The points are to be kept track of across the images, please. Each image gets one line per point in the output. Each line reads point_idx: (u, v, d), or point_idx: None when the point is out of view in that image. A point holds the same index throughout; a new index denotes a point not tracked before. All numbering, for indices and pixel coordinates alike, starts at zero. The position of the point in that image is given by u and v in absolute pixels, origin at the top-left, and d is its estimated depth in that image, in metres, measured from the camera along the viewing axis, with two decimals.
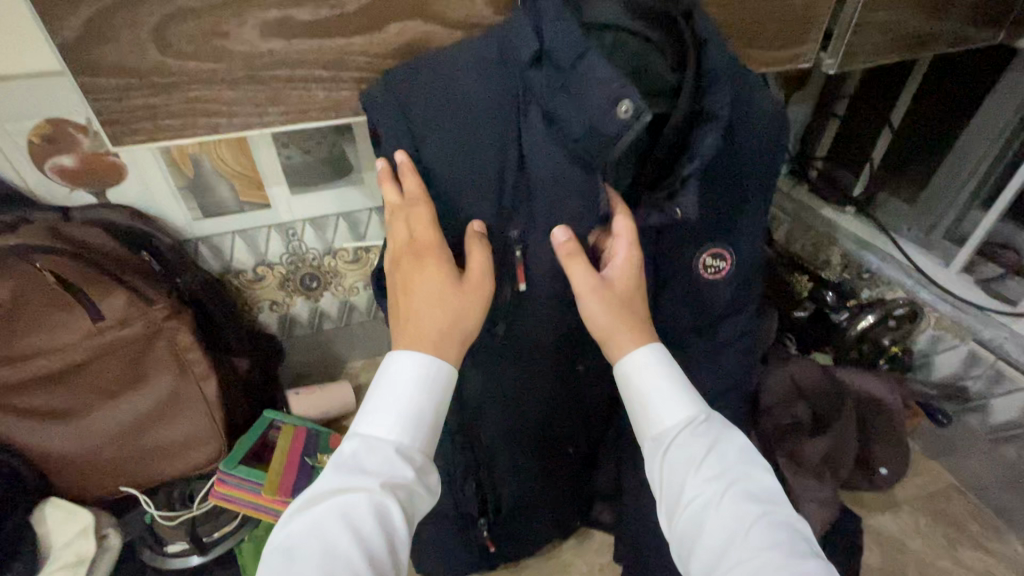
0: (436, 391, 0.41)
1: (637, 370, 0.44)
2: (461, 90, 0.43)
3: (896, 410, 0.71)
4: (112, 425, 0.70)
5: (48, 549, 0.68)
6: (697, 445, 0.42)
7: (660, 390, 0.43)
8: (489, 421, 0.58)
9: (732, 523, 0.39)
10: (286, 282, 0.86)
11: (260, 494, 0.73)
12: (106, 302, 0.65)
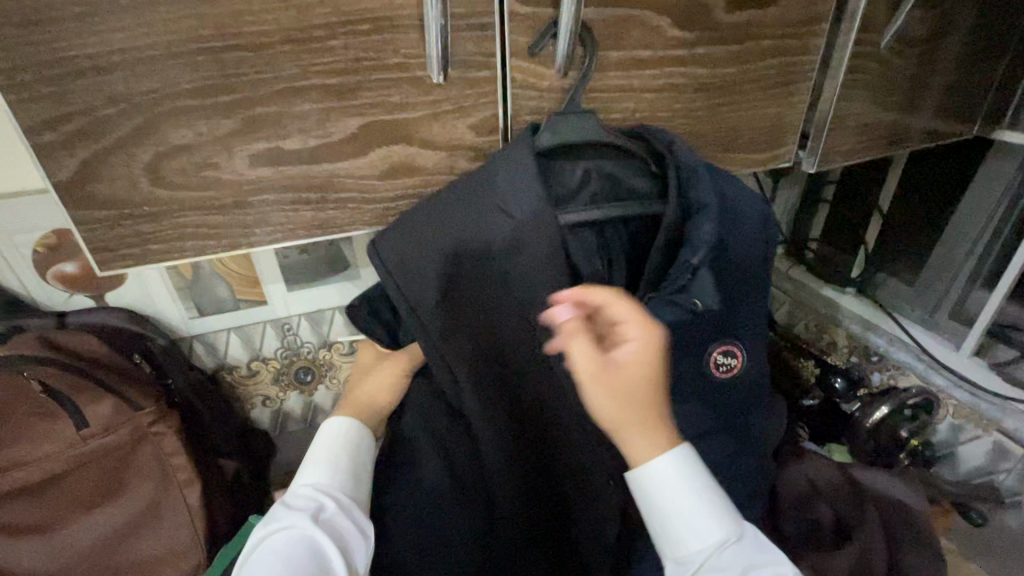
0: (354, 443, 0.55)
1: (655, 487, 0.38)
2: (425, 232, 0.45)
3: (924, 515, 0.65)
4: (88, 539, 0.67)
5: None
6: (731, 572, 0.37)
7: (690, 505, 0.38)
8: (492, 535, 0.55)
9: None
10: (280, 377, 0.85)
11: None
12: (92, 410, 0.63)
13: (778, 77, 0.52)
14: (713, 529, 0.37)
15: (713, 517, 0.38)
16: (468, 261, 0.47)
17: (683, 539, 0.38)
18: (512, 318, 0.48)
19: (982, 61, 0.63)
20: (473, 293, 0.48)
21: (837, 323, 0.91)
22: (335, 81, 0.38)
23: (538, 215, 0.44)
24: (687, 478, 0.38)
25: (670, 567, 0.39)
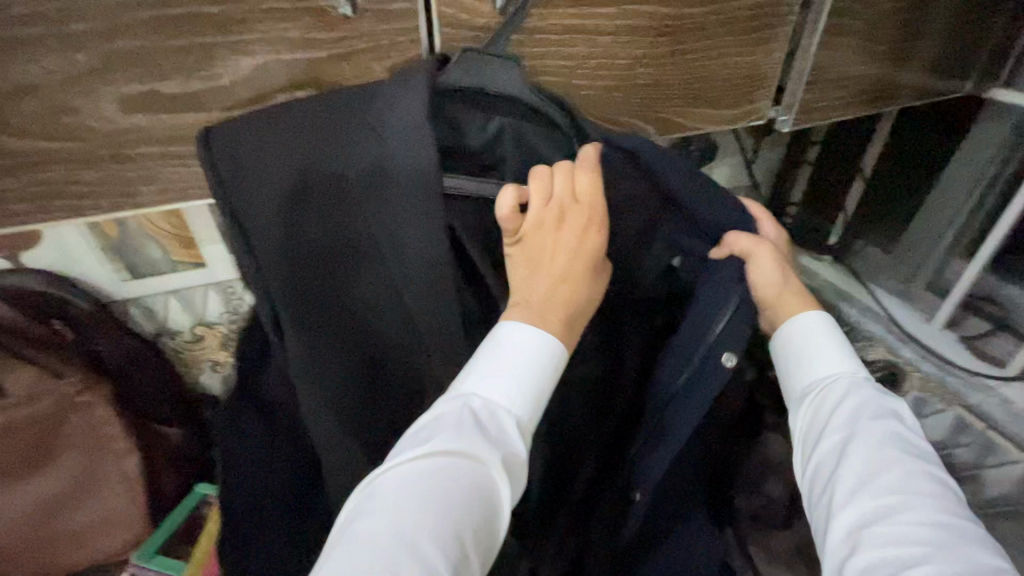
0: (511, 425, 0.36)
1: (794, 334, 0.47)
2: (275, 147, 0.36)
3: None
4: (18, 509, 0.64)
5: None
6: (843, 398, 0.43)
7: (820, 346, 0.46)
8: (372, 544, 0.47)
9: (872, 465, 0.38)
10: (228, 342, 0.81)
11: None
12: (14, 376, 0.60)
13: (752, 21, 0.46)
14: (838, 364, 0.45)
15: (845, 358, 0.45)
16: (321, 203, 0.38)
17: (811, 368, 0.46)
18: (372, 273, 0.40)
19: (983, 7, 0.57)
20: (331, 242, 0.39)
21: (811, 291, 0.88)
22: (217, 11, 0.32)
23: (418, 156, 0.37)
24: (825, 331, 0.46)
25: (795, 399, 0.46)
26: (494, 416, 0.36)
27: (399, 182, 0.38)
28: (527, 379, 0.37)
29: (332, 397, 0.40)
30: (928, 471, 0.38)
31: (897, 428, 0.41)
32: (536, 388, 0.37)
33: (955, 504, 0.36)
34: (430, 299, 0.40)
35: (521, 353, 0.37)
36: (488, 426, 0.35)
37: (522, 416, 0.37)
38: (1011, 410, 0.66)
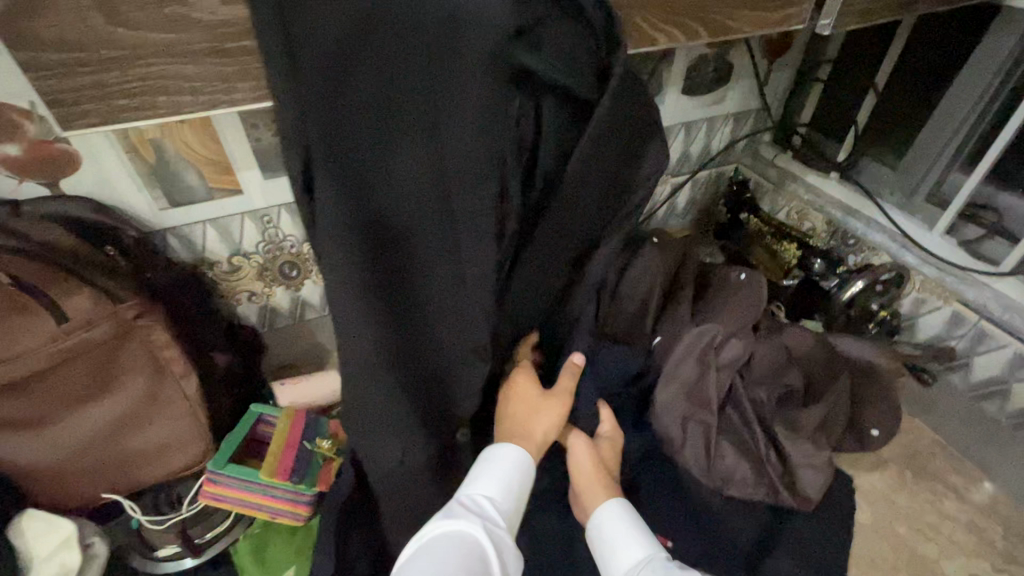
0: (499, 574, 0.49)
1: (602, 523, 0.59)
2: None
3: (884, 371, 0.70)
4: (85, 432, 0.66)
5: (30, 564, 0.63)
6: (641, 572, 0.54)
7: (616, 530, 0.58)
8: (369, 400, 0.52)
9: None
10: (264, 273, 0.82)
11: (257, 480, 0.68)
12: (70, 302, 0.61)
13: None
14: (641, 548, 0.56)
15: (646, 542, 0.57)
16: (380, 38, 0.39)
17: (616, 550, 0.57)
18: (418, 129, 0.42)
19: None
20: (385, 88, 0.40)
21: (816, 209, 0.94)
22: None
23: (488, 21, 0.39)
24: (622, 521, 0.59)
25: None
26: (481, 505, 0.53)
27: (462, 34, 0.39)
28: (510, 477, 0.56)
29: (362, 241, 0.45)
30: None
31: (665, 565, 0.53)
32: (517, 492, 0.56)
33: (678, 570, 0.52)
34: (470, 165, 0.43)
35: (501, 468, 0.57)
36: (488, 512, 0.52)
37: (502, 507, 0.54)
38: (1006, 302, 0.73)
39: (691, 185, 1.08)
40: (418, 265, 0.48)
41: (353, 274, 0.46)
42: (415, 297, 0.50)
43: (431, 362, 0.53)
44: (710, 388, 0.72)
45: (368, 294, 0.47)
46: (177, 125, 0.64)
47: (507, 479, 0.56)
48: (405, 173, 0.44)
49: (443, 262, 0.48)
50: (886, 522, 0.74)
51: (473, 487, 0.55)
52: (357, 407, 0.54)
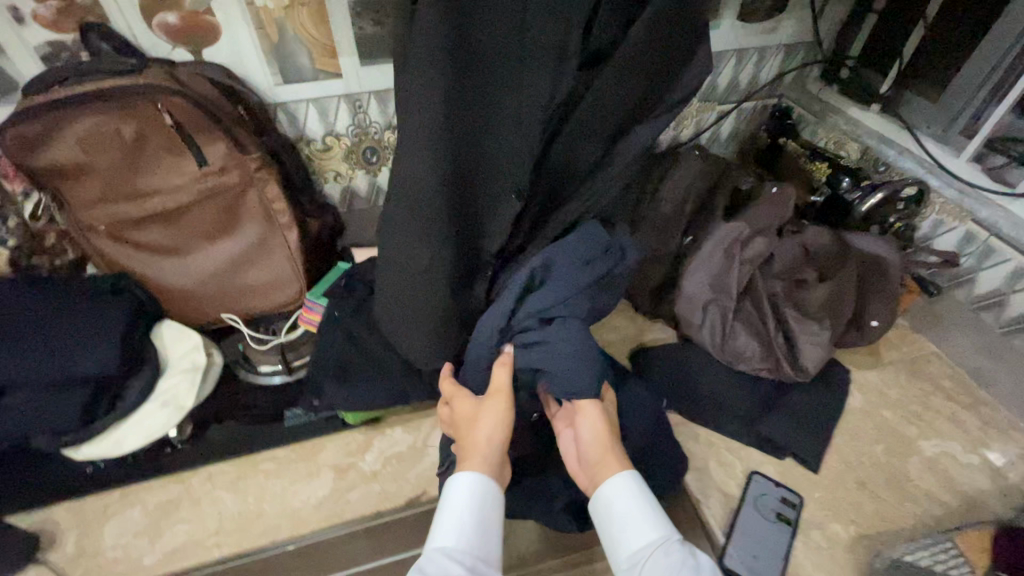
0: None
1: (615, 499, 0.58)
2: None
3: (893, 266, 0.78)
4: (211, 263, 0.82)
5: (167, 359, 0.80)
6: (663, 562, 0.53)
7: (636, 508, 0.57)
8: (418, 235, 0.63)
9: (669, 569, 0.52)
10: (350, 155, 0.95)
11: None
12: (209, 149, 0.75)
13: None
14: (655, 532, 0.56)
15: (655, 523, 0.57)
16: None
17: (637, 532, 0.56)
18: None
19: None
20: None
21: (854, 139, 1.00)
22: None
23: None
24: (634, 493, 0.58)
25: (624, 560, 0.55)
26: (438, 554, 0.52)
27: None
28: (469, 504, 0.57)
29: (441, 86, 0.53)
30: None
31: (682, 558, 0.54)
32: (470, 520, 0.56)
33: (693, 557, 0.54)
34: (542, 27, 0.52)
35: (462, 501, 0.56)
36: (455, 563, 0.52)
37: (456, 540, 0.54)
38: (1017, 222, 0.78)
39: (735, 114, 1.14)
40: (484, 107, 0.57)
41: (432, 116, 0.55)
42: (477, 137, 0.59)
43: (477, 193, 0.64)
44: (733, 277, 0.83)
45: (436, 139, 0.56)
46: (297, 8, 0.75)
47: (471, 505, 0.56)
48: (490, 26, 0.53)
49: (507, 107, 0.57)
50: (875, 407, 0.84)
51: (440, 533, 0.55)
52: (400, 222, 0.64)
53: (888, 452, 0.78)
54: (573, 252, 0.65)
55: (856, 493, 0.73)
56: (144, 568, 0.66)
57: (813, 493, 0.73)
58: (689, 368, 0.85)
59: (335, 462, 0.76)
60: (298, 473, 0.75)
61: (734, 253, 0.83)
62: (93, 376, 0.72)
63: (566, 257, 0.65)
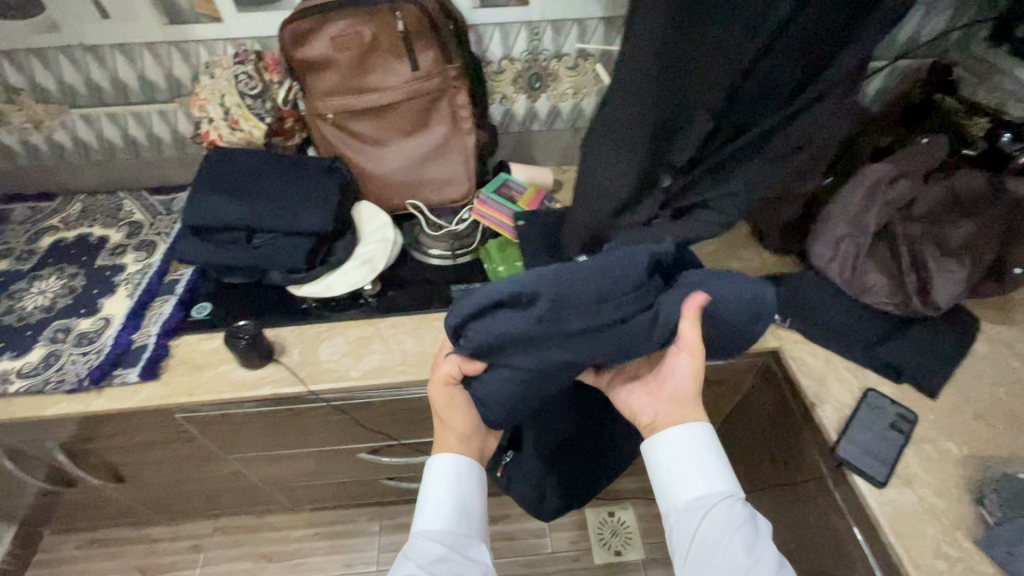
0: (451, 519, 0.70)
1: (682, 446, 0.65)
2: None
3: None
4: (403, 156, 0.98)
5: (362, 232, 0.99)
6: (725, 514, 0.61)
7: (703, 462, 0.64)
8: (613, 146, 0.72)
9: (727, 525, 0.60)
10: (518, 79, 1.07)
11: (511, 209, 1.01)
12: (421, 55, 0.90)
13: None
14: (724, 485, 0.63)
15: (719, 476, 0.64)
16: None
17: (699, 485, 0.63)
18: None
19: None
20: None
21: None
22: None
23: None
24: (698, 444, 0.65)
25: (682, 513, 0.63)
26: (417, 534, 0.68)
27: None
28: (424, 489, 0.72)
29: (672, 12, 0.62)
30: (751, 518, 0.62)
31: (738, 509, 0.62)
32: (428, 494, 0.72)
33: (744, 507, 0.62)
34: None
35: (437, 485, 0.71)
36: (430, 531, 0.68)
37: (422, 517, 0.70)
38: None
39: (886, 72, 1.15)
40: (706, 42, 0.66)
41: (662, 39, 0.63)
42: (690, 73, 0.68)
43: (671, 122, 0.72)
44: (871, 215, 0.87)
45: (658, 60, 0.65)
46: None
47: (446, 485, 0.71)
48: None
49: (723, 37, 0.65)
50: (1002, 355, 0.86)
51: (420, 517, 0.70)
52: (598, 145, 0.73)
53: (1010, 394, 0.81)
54: (565, 292, 0.59)
55: (972, 421, 0.78)
56: (351, 378, 0.85)
57: (927, 415, 0.79)
58: (813, 296, 0.91)
59: None
60: None
61: (875, 193, 0.88)
62: (315, 234, 0.91)
63: (554, 294, 0.58)
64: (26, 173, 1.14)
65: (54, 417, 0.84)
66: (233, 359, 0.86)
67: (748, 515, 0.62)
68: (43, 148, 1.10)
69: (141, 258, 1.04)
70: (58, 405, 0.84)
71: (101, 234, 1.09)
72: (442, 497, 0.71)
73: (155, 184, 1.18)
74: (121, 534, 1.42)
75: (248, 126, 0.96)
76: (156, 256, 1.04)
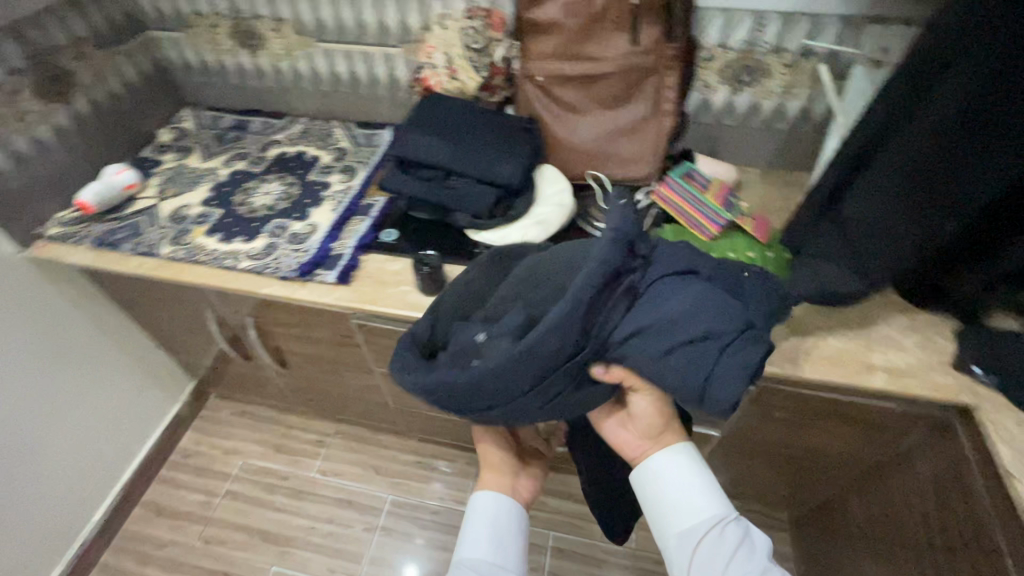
0: (486, 545, 0.77)
1: (676, 481, 0.72)
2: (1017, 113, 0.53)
3: None
4: (598, 127, 1.01)
5: (540, 194, 1.03)
6: (717, 535, 0.68)
7: (695, 492, 0.71)
8: None
9: (723, 546, 0.67)
10: (726, 69, 1.03)
11: (694, 197, 0.99)
12: (644, 31, 0.91)
13: None
14: (716, 509, 0.70)
15: (712, 504, 0.71)
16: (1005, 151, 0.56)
17: (691, 514, 0.70)
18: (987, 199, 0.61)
19: None
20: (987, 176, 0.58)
21: None
22: None
23: None
24: (690, 475, 0.73)
25: (677, 540, 0.70)
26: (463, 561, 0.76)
27: None
28: (467, 523, 0.80)
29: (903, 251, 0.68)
30: (745, 541, 0.69)
31: (731, 529, 0.69)
32: (470, 526, 0.79)
33: (735, 526, 0.69)
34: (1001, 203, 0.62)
35: (478, 518, 0.80)
36: (473, 556, 0.76)
37: (465, 545, 0.78)
38: None
39: None
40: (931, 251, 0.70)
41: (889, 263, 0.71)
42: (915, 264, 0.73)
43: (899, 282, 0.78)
44: None
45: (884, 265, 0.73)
46: None
47: (486, 516, 0.79)
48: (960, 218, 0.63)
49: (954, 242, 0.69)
50: None
51: (462, 548, 0.78)
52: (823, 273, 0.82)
53: None
54: (492, 392, 0.66)
55: None
56: None
57: None
58: None
59: None
60: None
61: None
62: (498, 184, 0.98)
63: (484, 394, 0.67)
64: (267, 92, 1.34)
65: (266, 296, 0.99)
66: (414, 283, 0.95)
67: (740, 538, 0.69)
68: (286, 73, 1.28)
69: (345, 180, 1.18)
70: (270, 288, 0.99)
71: (315, 154, 1.26)
72: (479, 529, 0.78)
73: (362, 119, 1.33)
74: (264, 413, 1.65)
75: (466, 77, 1.04)
76: (357, 180, 1.18)
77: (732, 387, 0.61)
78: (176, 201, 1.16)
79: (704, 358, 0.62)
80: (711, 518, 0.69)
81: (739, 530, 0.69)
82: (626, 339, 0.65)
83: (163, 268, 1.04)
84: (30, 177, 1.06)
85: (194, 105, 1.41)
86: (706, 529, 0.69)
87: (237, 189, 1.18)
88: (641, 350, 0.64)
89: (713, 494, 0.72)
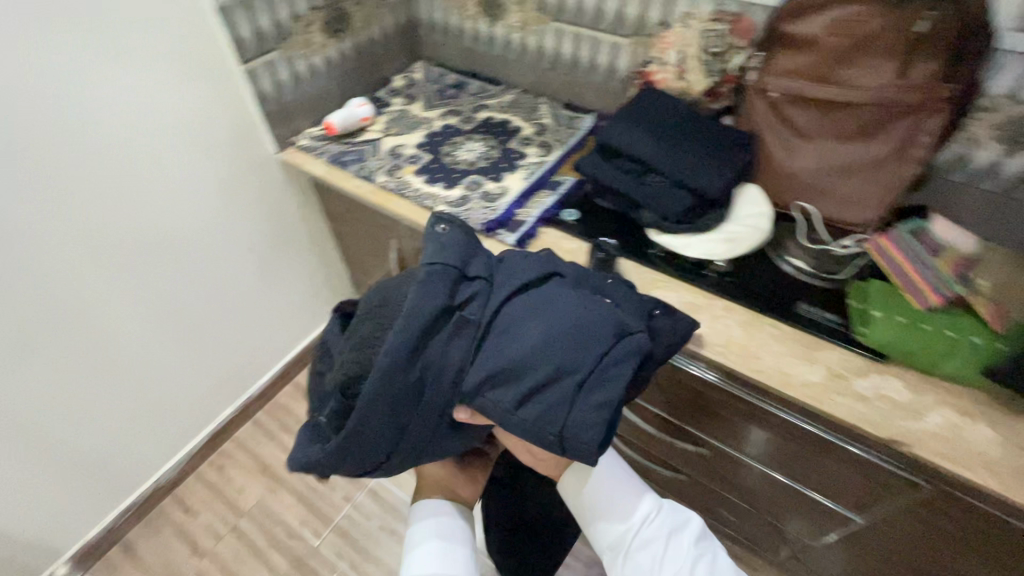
0: (432, 542, 0.77)
1: (603, 494, 0.81)
2: None
3: None
4: (824, 157, 0.94)
5: (734, 212, 1.00)
6: (651, 539, 0.78)
7: (621, 500, 0.80)
8: None
9: (654, 550, 0.77)
10: (1009, 124, 0.84)
11: (919, 255, 0.86)
12: (919, 65, 0.83)
13: None
14: (643, 510, 0.80)
15: (638, 509, 0.80)
16: None
17: (620, 527, 0.79)
18: None
19: None
20: None
21: None
22: None
23: None
24: (617, 483, 0.82)
25: (609, 553, 0.81)
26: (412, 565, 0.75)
27: None
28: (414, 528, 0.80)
29: None
30: (680, 543, 0.78)
31: (664, 535, 0.78)
32: (417, 531, 0.79)
33: (666, 527, 0.79)
34: None
35: (422, 523, 0.79)
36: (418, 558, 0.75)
37: (414, 548, 0.77)
38: None
39: None
40: None
41: None
42: None
43: None
44: None
45: None
46: None
47: (432, 522, 0.79)
48: None
49: None
50: None
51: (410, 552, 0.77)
52: None
53: None
54: (352, 457, 0.68)
55: None
56: None
57: None
58: None
59: (829, 363, 0.84)
60: (796, 351, 0.86)
61: None
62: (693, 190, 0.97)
63: (343, 462, 0.69)
64: (491, 60, 1.45)
65: None
66: (584, 265, 0.98)
67: (675, 542, 0.78)
68: (514, 45, 1.37)
69: (540, 154, 1.24)
70: None
71: (518, 125, 1.34)
72: (424, 529, 0.79)
73: (569, 101, 1.37)
74: None
75: (695, 78, 1.05)
76: (551, 156, 1.23)
77: (593, 429, 0.63)
78: (396, 140, 1.31)
79: (561, 400, 0.64)
80: (638, 521, 0.79)
81: (673, 534, 0.79)
82: (478, 388, 0.66)
83: (376, 194, 1.19)
84: (299, 94, 1.27)
85: (427, 59, 1.56)
86: (635, 531, 0.78)
87: (446, 140, 1.31)
88: (493, 397, 0.65)
89: (642, 496, 0.81)
